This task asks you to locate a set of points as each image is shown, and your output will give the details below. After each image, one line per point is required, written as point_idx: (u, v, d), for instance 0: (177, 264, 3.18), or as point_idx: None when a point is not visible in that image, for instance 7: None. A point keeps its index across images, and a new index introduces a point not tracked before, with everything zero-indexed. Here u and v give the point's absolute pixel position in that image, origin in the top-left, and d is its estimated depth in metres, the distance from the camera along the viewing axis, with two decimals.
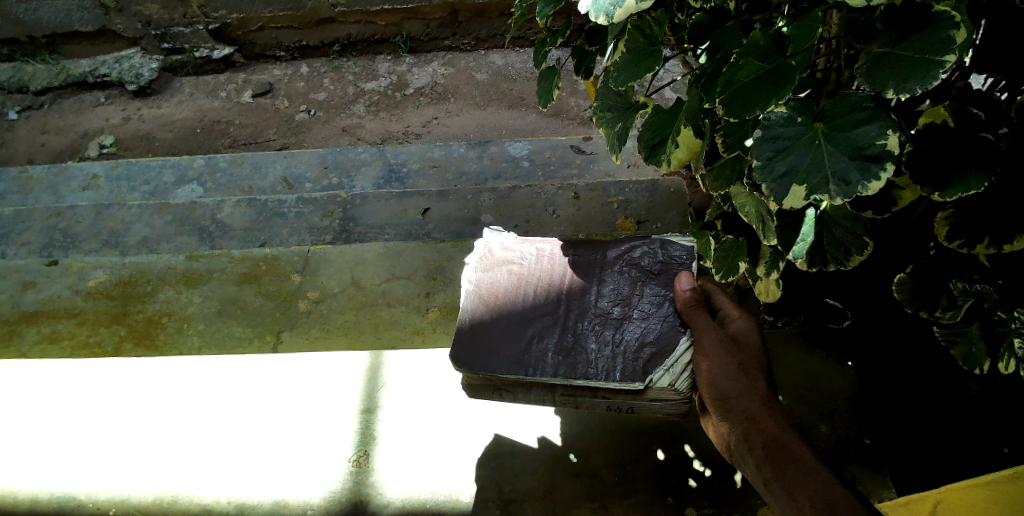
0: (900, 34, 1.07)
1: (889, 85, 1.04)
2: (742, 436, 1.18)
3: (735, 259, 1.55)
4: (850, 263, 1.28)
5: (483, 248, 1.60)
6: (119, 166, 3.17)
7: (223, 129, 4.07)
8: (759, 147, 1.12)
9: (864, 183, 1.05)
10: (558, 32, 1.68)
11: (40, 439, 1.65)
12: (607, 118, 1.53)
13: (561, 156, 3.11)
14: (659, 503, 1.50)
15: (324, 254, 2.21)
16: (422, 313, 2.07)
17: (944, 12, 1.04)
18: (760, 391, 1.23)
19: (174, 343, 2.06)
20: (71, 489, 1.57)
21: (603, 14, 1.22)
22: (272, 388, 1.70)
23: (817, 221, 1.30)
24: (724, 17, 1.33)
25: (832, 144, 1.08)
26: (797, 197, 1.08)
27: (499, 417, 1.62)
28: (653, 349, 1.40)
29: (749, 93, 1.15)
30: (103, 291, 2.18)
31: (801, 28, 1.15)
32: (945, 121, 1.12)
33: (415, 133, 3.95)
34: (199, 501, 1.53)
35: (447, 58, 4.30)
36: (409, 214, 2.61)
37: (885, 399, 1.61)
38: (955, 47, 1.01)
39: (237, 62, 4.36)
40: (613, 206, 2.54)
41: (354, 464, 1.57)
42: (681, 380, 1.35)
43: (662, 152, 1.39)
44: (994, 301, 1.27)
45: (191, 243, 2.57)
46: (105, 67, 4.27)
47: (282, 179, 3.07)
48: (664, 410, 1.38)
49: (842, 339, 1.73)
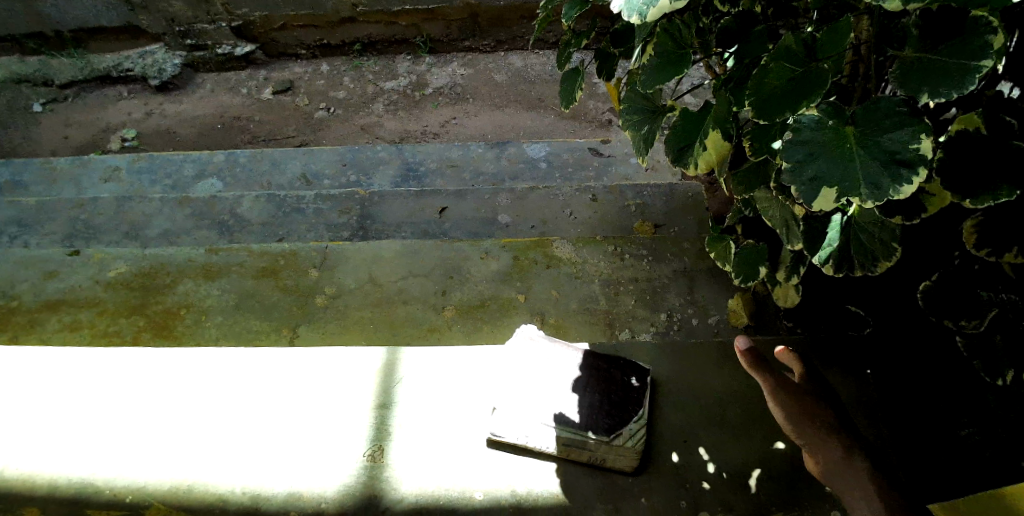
0: (933, 41, 1.06)
1: (923, 89, 1.05)
2: (841, 463, 1.41)
3: (756, 264, 1.58)
4: (878, 270, 1.27)
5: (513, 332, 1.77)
6: (142, 160, 3.20)
7: (243, 126, 4.10)
8: (789, 150, 1.11)
9: (895, 187, 1.05)
10: (583, 34, 1.68)
11: (60, 425, 1.67)
12: (633, 121, 1.53)
13: (579, 159, 3.12)
14: (674, 507, 1.50)
15: (341, 251, 2.24)
16: (437, 311, 2.07)
17: (981, 16, 1.02)
18: (832, 422, 1.46)
19: (192, 334, 2.06)
20: (87, 476, 1.58)
21: (637, 13, 1.21)
22: (288, 384, 1.70)
23: (841, 226, 1.31)
24: (752, 22, 1.34)
25: (862, 148, 1.08)
26: (828, 199, 1.06)
27: (516, 391, 1.62)
28: (610, 418, 1.57)
29: (783, 98, 1.16)
30: (123, 282, 2.20)
31: (833, 33, 1.14)
32: (978, 128, 1.12)
33: (433, 133, 3.96)
34: (214, 491, 1.54)
35: (466, 59, 4.33)
36: (426, 213, 2.62)
37: (907, 410, 1.58)
38: (992, 53, 1.01)
39: (259, 59, 4.41)
40: (630, 210, 2.54)
41: (368, 459, 1.57)
42: (637, 441, 1.54)
43: (688, 154, 1.40)
44: (1019, 311, 1.27)
45: (211, 236, 2.58)
46: (128, 62, 4.32)
47: (301, 175, 3.09)
48: (618, 465, 1.54)
49: (858, 346, 1.71)
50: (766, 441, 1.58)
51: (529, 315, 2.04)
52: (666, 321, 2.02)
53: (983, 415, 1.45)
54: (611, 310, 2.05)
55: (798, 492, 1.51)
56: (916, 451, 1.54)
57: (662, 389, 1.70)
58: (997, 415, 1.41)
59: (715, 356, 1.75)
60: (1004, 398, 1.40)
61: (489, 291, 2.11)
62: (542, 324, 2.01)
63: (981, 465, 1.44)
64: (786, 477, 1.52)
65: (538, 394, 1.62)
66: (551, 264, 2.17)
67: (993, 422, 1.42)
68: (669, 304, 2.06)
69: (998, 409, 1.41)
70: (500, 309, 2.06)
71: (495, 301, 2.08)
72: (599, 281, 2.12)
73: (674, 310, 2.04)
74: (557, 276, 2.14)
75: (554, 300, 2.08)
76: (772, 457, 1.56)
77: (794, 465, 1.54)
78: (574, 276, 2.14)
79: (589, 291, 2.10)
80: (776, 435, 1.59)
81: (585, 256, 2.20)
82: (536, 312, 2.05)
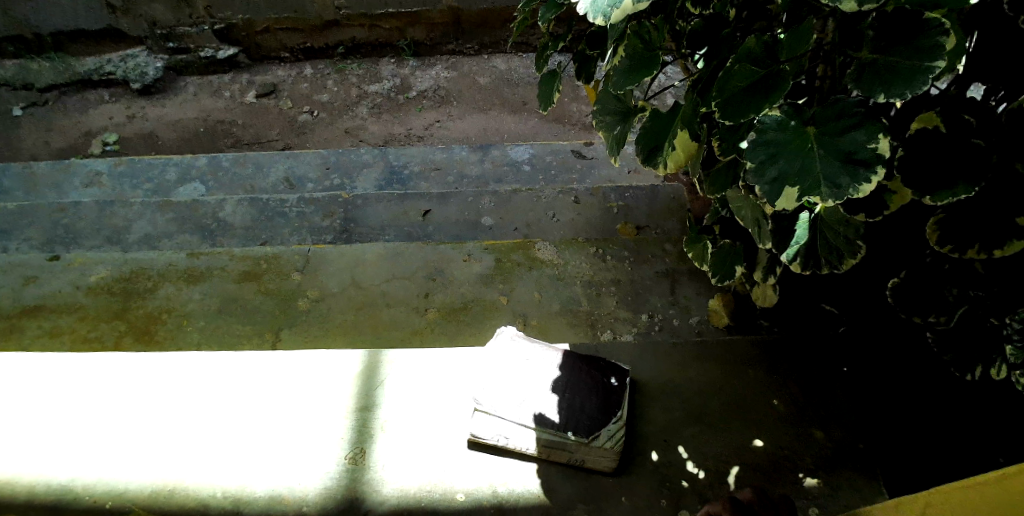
0: (888, 43, 1.11)
1: (878, 90, 1.10)
2: None
3: (733, 264, 1.61)
4: (844, 267, 1.31)
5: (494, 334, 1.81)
6: (124, 164, 3.19)
7: (226, 129, 4.08)
8: (752, 150, 1.16)
9: (854, 185, 1.09)
10: (560, 37, 1.69)
11: (40, 430, 1.65)
12: (606, 122, 1.55)
13: (562, 161, 3.14)
14: (654, 505, 1.51)
15: (324, 254, 2.25)
16: (420, 314, 2.08)
17: (935, 18, 1.08)
18: None
19: (174, 339, 2.05)
20: (67, 481, 1.56)
21: (601, 14, 1.23)
22: (272, 385, 1.71)
23: (809, 225, 1.34)
24: (720, 26, 1.39)
25: (821, 149, 1.12)
26: (790, 199, 1.11)
27: (492, 388, 1.66)
28: (590, 419, 1.58)
29: (744, 98, 1.19)
30: (104, 287, 2.19)
31: (796, 35, 1.17)
32: (937, 126, 1.16)
33: (417, 136, 3.95)
34: (197, 495, 1.53)
35: (450, 62, 4.35)
36: (410, 216, 2.63)
37: (881, 408, 1.64)
38: (944, 54, 1.07)
39: (242, 62, 4.41)
40: (613, 211, 2.56)
41: (350, 461, 1.58)
42: (616, 442, 1.54)
43: (658, 156, 1.42)
44: (988, 308, 1.30)
45: (193, 240, 2.58)
46: (109, 66, 4.30)
47: (284, 179, 3.09)
48: (599, 465, 1.55)
49: (839, 347, 1.77)
50: (745, 438, 1.60)
51: (512, 317, 2.05)
52: (647, 322, 2.04)
53: (961, 409, 1.47)
54: (593, 311, 2.06)
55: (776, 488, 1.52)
56: (887, 442, 1.59)
57: (643, 390, 1.72)
58: (972, 408, 1.46)
59: (693, 357, 1.78)
60: (977, 390, 1.45)
61: (472, 293, 2.12)
62: (525, 326, 2.02)
63: (956, 455, 1.47)
64: (764, 471, 1.55)
65: (518, 396, 1.64)
66: (534, 266, 2.18)
67: (970, 415, 1.45)
68: (650, 305, 2.07)
69: (972, 402, 1.46)
70: (483, 311, 2.07)
71: (478, 304, 2.09)
72: (581, 283, 2.13)
73: (655, 310, 2.05)
74: (539, 278, 2.15)
75: (536, 302, 2.09)
76: (751, 454, 1.57)
77: (772, 461, 1.56)
78: (557, 278, 2.15)
79: (571, 292, 2.11)
80: (754, 432, 1.61)
81: (568, 258, 2.21)
82: (519, 314, 2.06)
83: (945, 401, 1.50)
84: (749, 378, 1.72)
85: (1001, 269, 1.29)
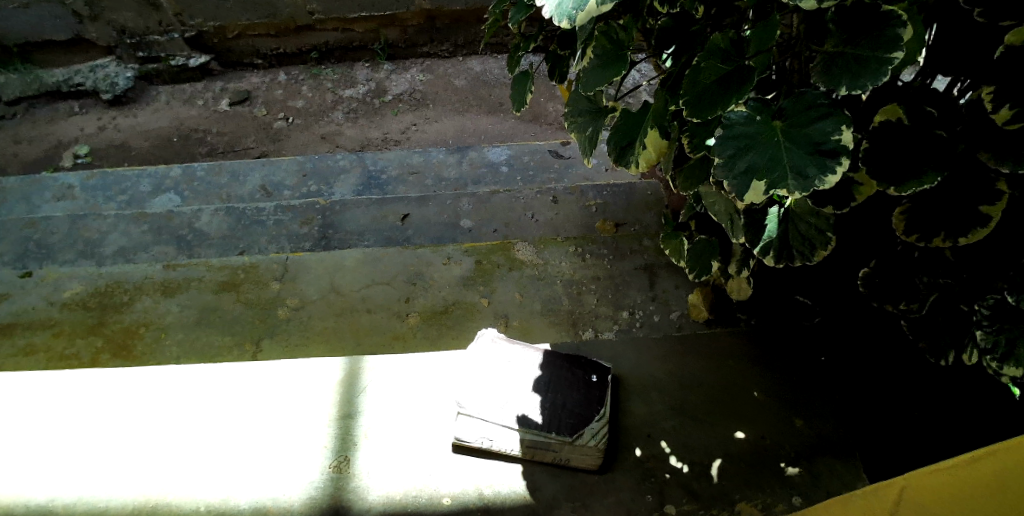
0: (852, 35, 1.13)
1: (843, 81, 1.12)
2: None
3: (708, 259, 1.63)
4: (815, 258, 1.31)
5: (476, 336, 1.80)
6: (95, 177, 3.14)
7: (200, 137, 4.03)
8: (722, 145, 1.18)
9: (820, 177, 1.11)
10: (532, 37, 1.69)
11: (14, 449, 1.63)
12: (578, 122, 1.56)
13: (540, 161, 3.15)
14: (639, 501, 1.52)
15: (303, 261, 2.23)
16: (402, 318, 2.08)
17: (892, 11, 1.11)
18: None
19: (152, 353, 2.03)
20: (46, 502, 1.54)
21: (566, 17, 1.23)
22: (252, 395, 1.70)
23: (779, 219, 1.35)
24: (689, 23, 1.38)
25: (790, 141, 1.14)
26: (757, 191, 1.14)
27: (470, 385, 1.66)
28: (573, 419, 1.59)
29: (716, 91, 1.21)
30: (80, 302, 2.16)
31: (762, 32, 1.20)
32: (900, 118, 1.18)
33: (394, 139, 3.94)
34: (177, 510, 1.52)
35: (425, 64, 4.37)
36: (388, 220, 2.61)
37: (859, 398, 1.66)
38: (903, 45, 1.09)
39: (215, 70, 4.37)
40: (591, 210, 2.56)
41: (335, 469, 1.57)
42: (600, 440, 1.55)
43: (630, 154, 1.43)
44: (957, 294, 1.32)
45: (169, 251, 2.55)
46: (78, 76, 4.23)
47: (260, 187, 3.06)
48: (583, 464, 1.55)
49: (817, 336, 1.80)
50: (727, 430, 1.62)
51: (494, 318, 2.06)
52: (628, 318, 2.04)
53: (940, 396, 1.48)
54: (574, 309, 2.06)
55: (759, 477, 1.54)
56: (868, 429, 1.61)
57: (625, 385, 1.73)
58: (950, 396, 1.46)
59: (675, 353, 1.78)
60: (952, 377, 1.47)
61: (452, 296, 2.12)
62: (507, 326, 2.03)
63: None
64: (749, 461, 1.57)
65: (504, 395, 1.64)
66: (513, 267, 2.18)
67: (950, 403, 1.45)
68: (630, 301, 2.08)
69: (949, 389, 1.47)
70: (465, 313, 2.07)
71: (460, 306, 2.09)
72: (562, 282, 2.13)
73: (636, 306, 2.06)
74: (519, 278, 2.15)
75: (517, 303, 2.09)
76: (735, 447, 1.59)
77: (751, 454, 1.58)
78: (538, 278, 2.15)
79: (552, 292, 2.11)
80: (738, 424, 1.63)
81: (548, 257, 2.21)
82: (500, 314, 2.07)
83: (921, 387, 1.52)
84: (734, 371, 1.73)
85: (973, 254, 1.31)
